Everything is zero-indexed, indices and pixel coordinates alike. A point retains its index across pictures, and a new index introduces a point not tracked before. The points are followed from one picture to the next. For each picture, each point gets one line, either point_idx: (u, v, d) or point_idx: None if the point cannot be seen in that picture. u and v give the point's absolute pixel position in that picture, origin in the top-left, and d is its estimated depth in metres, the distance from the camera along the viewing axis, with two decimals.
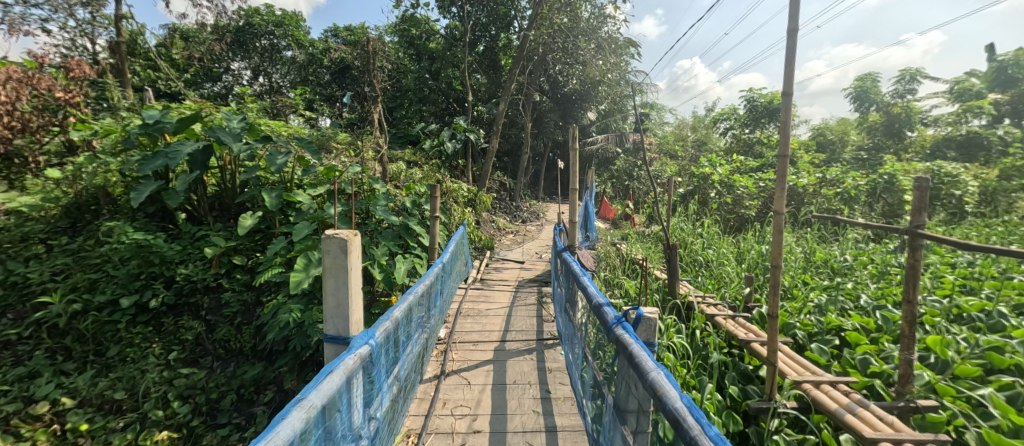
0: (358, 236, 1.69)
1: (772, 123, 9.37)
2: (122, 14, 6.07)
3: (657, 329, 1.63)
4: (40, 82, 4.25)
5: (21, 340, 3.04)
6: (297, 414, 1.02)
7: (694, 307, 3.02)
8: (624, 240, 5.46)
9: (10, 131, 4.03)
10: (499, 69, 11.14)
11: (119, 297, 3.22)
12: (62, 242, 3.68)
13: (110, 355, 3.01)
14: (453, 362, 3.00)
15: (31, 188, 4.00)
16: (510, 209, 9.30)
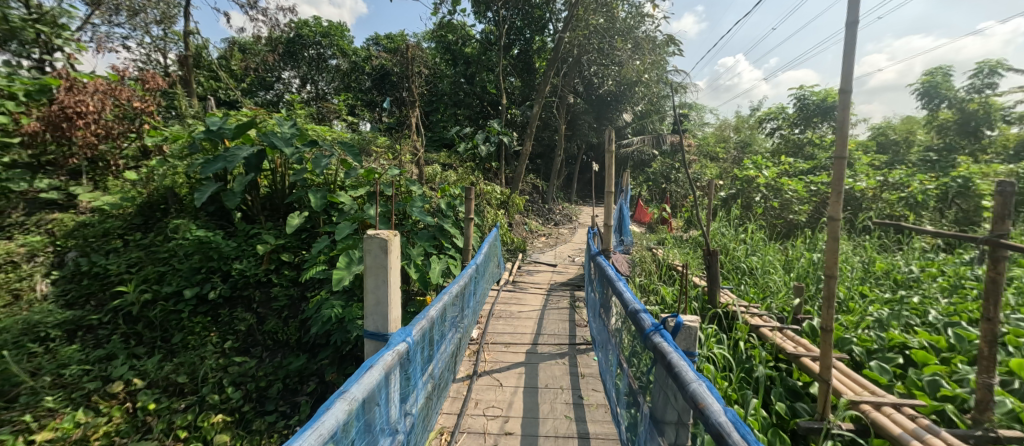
0: (397, 236, 1.74)
1: (825, 122, 8.85)
2: (190, 30, 6.63)
3: (698, 338, 1.56)
4: (121, 93, 4.47)
5: (100, 324, 3.30)
6: (340, 406, 1.06)
7: (737, 316, 2.89)
8: (662, 245, 5.31)
9: (96, 138, 4.39)
10: (535, 73, 11.15)
11: (183, 288, 3.46)
12: (137, 237, 4.01)
13: (174, 342, 3.22)
14: (486, 363, 3.01)
15: (113, 189, 4.36)
16: (543, 212, 9.28)
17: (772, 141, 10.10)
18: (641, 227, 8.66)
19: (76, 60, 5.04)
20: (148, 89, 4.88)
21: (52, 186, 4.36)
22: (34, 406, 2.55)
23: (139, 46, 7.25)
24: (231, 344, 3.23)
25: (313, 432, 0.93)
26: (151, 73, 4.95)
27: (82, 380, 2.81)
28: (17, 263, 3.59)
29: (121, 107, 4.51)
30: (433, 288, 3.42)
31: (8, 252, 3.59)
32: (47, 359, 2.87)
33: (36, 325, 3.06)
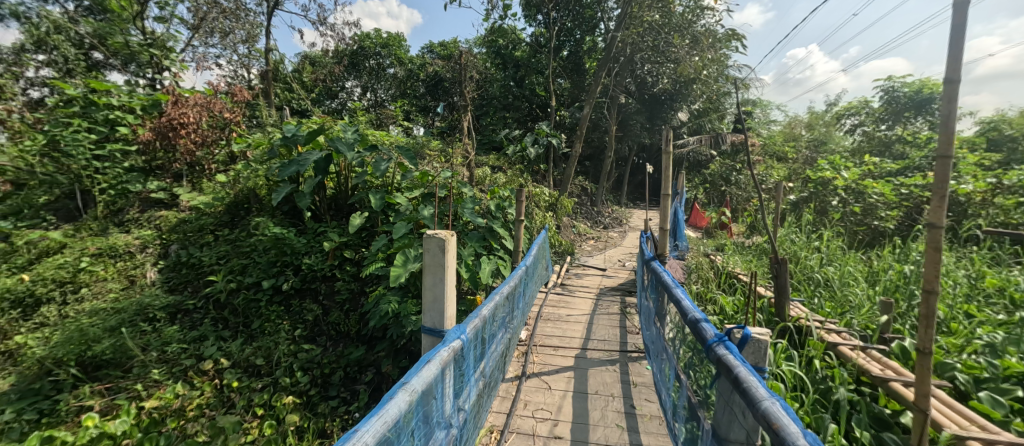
0: (454, 236, 1.80)
1: (919, 117, 7.89)
2: (270, 47, 7.28)
3: (767, 352, 1.46)
4: (215, 105, 5.03)
5: (195, 308, 3.68)
6: (402, 396, 1.11)
7: (811, 332, 2.66)
8: (721, 252, 5.01)
9: (196, 145, 4.91)
10: (584, 73, 11.00)
11: (261, 279, 3.76)
12: (225, 233, 4.42)
13: (253, 327, 3.49)
14: (534, 365, 3.00)
15: (207, 190, 4.81)
16: (591, 215, 9.10)
17: (852, 139, 9.25)
18: (697, 232, 8.22)
19: (179, 78, 5.85)
20: (238, 102, 5.38)
21: (160, 187, 4.90)
22: (143, 377, 2.93)
23: (228, 64, 8.09)
24: (300, 332, 3.46)
25: (375, 421, 0.98)
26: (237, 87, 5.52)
27: (181, 356, 3.15)
28: (133, 253, 4.16)
29: (214, 117, 5.04)
30: (484, 288, 3.46)
31: (126, 245, 4.19)
32: (154, 337, 3.25)
33: (146, 307, 3.49)
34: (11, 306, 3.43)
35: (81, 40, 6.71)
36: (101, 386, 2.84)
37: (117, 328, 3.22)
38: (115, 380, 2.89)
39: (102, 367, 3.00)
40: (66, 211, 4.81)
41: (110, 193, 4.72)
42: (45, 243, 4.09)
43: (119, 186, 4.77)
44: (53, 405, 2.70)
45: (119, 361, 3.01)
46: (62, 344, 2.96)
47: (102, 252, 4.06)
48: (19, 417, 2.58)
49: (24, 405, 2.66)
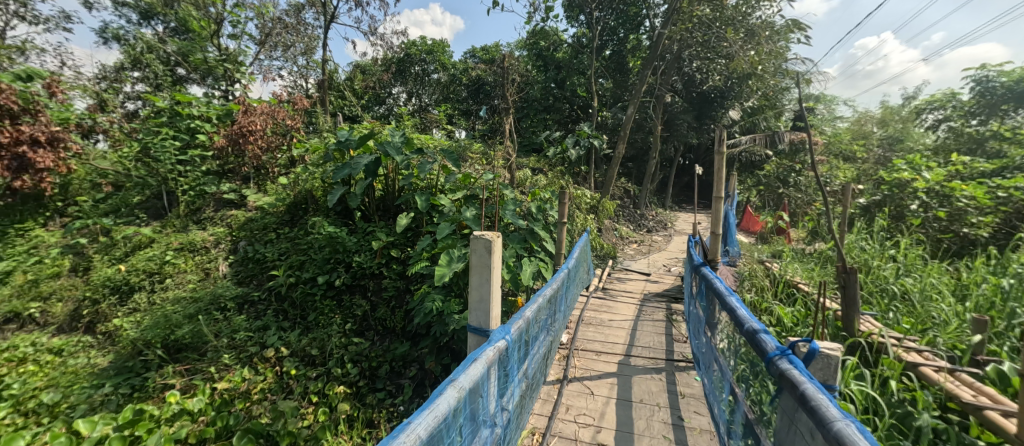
0: (500, 238, 1.89)
1: (1019, 110, 6.92)
2: (325, 57, 7.69)
3: (838, 369, 1.35)
4: (279, 114, 5.40)
5: (260, 300, 3.93)
6: (451, 393, 1.24)
7: (886, 349, 2.43)
8: (778, 259, 4.70)
9: (262, 150, 5.27)
10: (628, 73, 10.75)
11: (316, 275, 3.97)
12: (286, 231, 4.69)
13: (309, 319, 3.68)
14: (576, 368, 2.96)
15: (271, 192, 5.16)
16: (634, 218, 8.86)
17: (935, 136, 8.37)
18: (750, 238, 7.76)
19: (247, 90, 6.39)
20: (297, 109, 5.72)
21: (231, 189, 5.29)
22: (216, 361, 3.20)
23: (288, 75, 8.71)
24: (351, 326, 3.61)
25: (425, 415, 1.10)
26: (298, 97, 5.93)
27: (247, 343, 3.39)
28: (208, 248, 4.54)
29: (276, 124, 5.41)
30: (524, 290, 3.46)
31: (203, 240, 4.58)
32: (225, 324, 3.53)
33: (219, 296, 3.79)
34: (110, 292, 3.90)
35: (167, 58, 8.37)
36: (181, 367, 3.15)
37: (195, 315, 3.56)
38: (193, 363, 3.21)
39: (183, 349, 3.34)
40: (154, 210, 5.37)
41: (190, 194, 5.16)
42: (138, 237, 4.60)
43: (198, 188, 5.22)
44: (143, 381, 3.03)
45: (196, 345, 3.33)
46: (151, 328, 3.37)
47: (183, 247, 4.47)
48: (117, 390, 2.93)
49: (121, 381, 3.03)
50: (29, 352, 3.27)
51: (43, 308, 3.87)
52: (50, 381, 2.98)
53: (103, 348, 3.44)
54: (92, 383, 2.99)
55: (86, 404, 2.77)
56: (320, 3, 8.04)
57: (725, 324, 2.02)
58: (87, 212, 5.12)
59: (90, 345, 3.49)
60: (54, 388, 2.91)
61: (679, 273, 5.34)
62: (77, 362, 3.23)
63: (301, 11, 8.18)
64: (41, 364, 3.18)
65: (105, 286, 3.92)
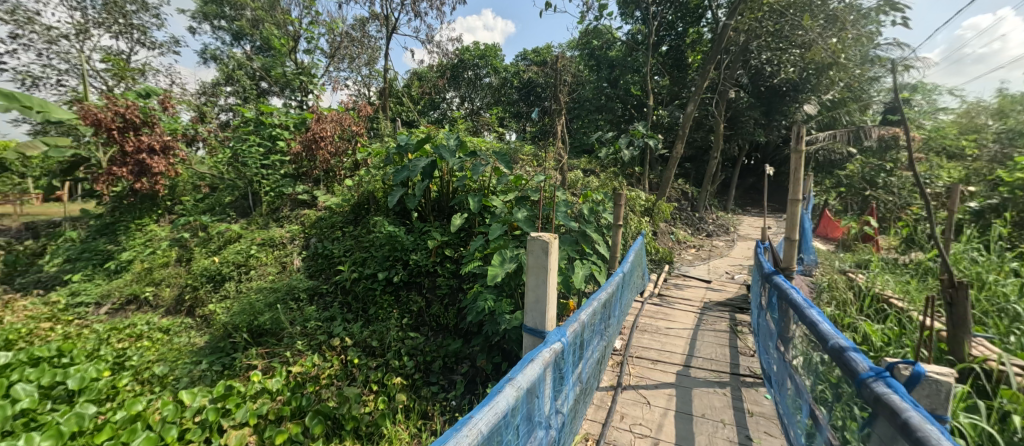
0: (557, 239, 1.91)
1: None
2: (386, 66, 8.07)
3: (948, 398, 1.20)
4: (346, 121, 5.78)
5: (328, 292, 4.19)
6: (509, 392, 1.28)
7: (1007, 379, 2.10)
8: (864, 269, 4.23)
9: (331, 155, 5.67)
10: (686, 68, 10.28)
11: (377, 271, 4.17)
12: (350, 229, 4.94)
13: (370, 312, 3.87)
14: (631, 376, 2.87)
15: (339, 193, 5.50)
16: (693, 221, 8.41)
17: None
18: (827, 245, 7.09)
19: (318, 99, 6.89)
20: (361, 116, 6.05)
21: (305, 190, 5.68)
22: (291, 346, 3.47)
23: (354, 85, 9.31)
24: (407, 321, 3.74)
25: (486, 411, 1.16)
26: (362, 104, 6.28)
27: (317, 331, 3.63)
28: (285, 243, 4.93)
29: (343, 130, 5.78)
30: (577, 293, 3.40)
31: (281, 237, 4.98)
32: (299, 313, 3.81)
33: (294, 287, 4.10)
34: (207, 281, 4.39)
35: (251, 74, 10.07)
36: (262, 350, 3.45)
37: (275, 303, 3.89)
38: (272, 346, 3.50)
39: (264, 334, 3.64)
40: (241, 209, 5.91)
41: (270, 195, 5.64)
42: (229, 233, 5.12)
43: (277, 189, 5.67)
44: (232, 361, 3.38)
45: (275, 331, 3.62)
46: (239, 314, 3.74)
47: (264, 243, 4.91)
48: (211, 367, 3.29)
49: (215, 359, 3.39)
50: (143, 330, 3.80)
51: (155, 292, 4.44)
52: (159, 355, 3.43)
53: (201, 329, 3.89)
54: (193, 359, 3.39)
55: (187, 377, 3.15)
56: (382, 16, 8.49)
57: (798, 338, 1.90)
58: (190, 211, 5.86)
59: (190, 326, 3.96)
60: (163, 362, 3.34)
61: (745, 282, 4.98)
62: (180, 340, 3.69)
63: (365, 25, 8.70)
64: (153, 340, 3.67)
65: (203, 275, 4.43)
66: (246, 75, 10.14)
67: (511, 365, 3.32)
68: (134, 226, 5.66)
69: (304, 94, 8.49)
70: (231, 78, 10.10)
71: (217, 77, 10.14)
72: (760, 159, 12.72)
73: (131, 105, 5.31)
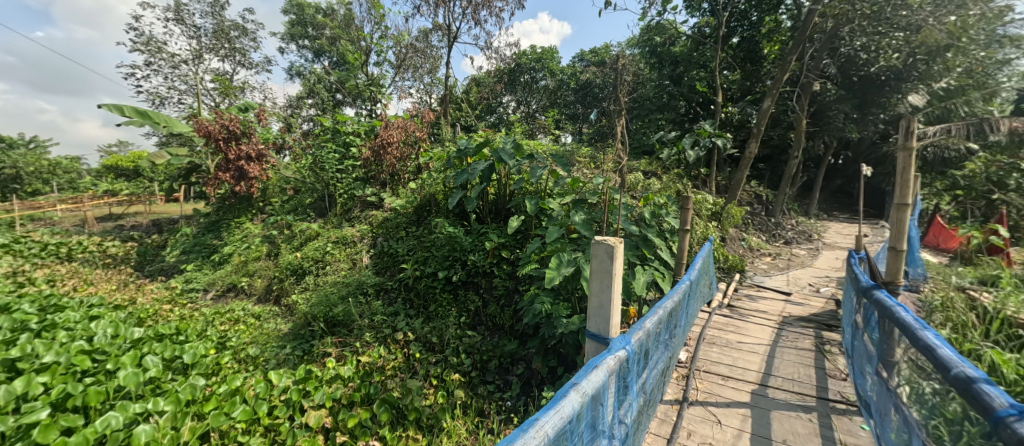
0: (622, 244, 1.86)
1: None
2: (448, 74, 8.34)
3: None
4: (411, 127, 6.05)
5: (392, 288, 4.40)
6: (573, 397, 1.25)
7: None
8: (985, 287, 3.63)
9: (397, 159, 5.98)
10: (761, 61, 9.51)
11: (437, 270, 4.30)
12: (413, 229, 5.15)
13: (430, 309, 4.01)
14: (698, 391, 2.70)
15: (403, 194, 5.75)
16: (768, 227, 7.80)
17: None
18: (940, 257, 6.20)
19: (385, 108, 7.29)
20: (424, 123, 6.30)
21: (373, 193, 6.02)
22: (361, 337, 3.70)
23: (416, 93, 9.78)
24: (465, 320, 3.83)
25: (552, 414, 1.15)
26: (425, 111, 6.54)
27: (383, 325, 3.84)
28: (356, 242, 5.26)
29: (407, 136, 6.07)
30: (638, 300, 3.27)
31: (353, 235, 5.33)
32: (367, 307, 4.05)
33: (363, 283, 4.36)
34: (291, 273, 4.84)
35: (328, 86, 10.95)
36: (336, 339, 3.71)
37: (347, 296, 4.16)
38: (344, 336, 3.75)
39: (337, 324, 3.92)
40: (319, 209, 6.42)
41: (344, 197, 6.05)
42: (309, 231, 5.57)
43: (349, 192, 6.07)
44: (310, 347, 3.66)
45: (347, 322, 3.88)
46: (317, 305, 4.04)
47: (338, 241, 5.28)
48: (294, 352, 3.59)
49: (296, 345, 3.70)
50: (240, 315, 4.24)
51: (249, 281, 4.95)
52: (253, 338, 3.80)
53: (285, 317, 4.26)
54: (279, 343, 3.73)
55: (275, 360, 3.47)
56: (444, 26, 8.80)
57: (903, 363, 1.69)
58: (278, 211, 6.47)
59: (276, 314, 4.36)
60: (255, 344, 3.70)
61: (832, 296, 4.48)
62: (269, 326, 4.07)
63: (429, 36, 9.08)
64: (248, 324, 4.08)
65: (288, 269, 4.87)
66: (325, 88, 11.04)
67: (568, 370, 3.27)
68: (234, 223, 6.37)
69: (373, 104, 9.06)
70: (312, 91, 11.07)
71: (301, 92, 11.13)
72: (852, 157, 11.45)
73: (233, 118, 6.02)
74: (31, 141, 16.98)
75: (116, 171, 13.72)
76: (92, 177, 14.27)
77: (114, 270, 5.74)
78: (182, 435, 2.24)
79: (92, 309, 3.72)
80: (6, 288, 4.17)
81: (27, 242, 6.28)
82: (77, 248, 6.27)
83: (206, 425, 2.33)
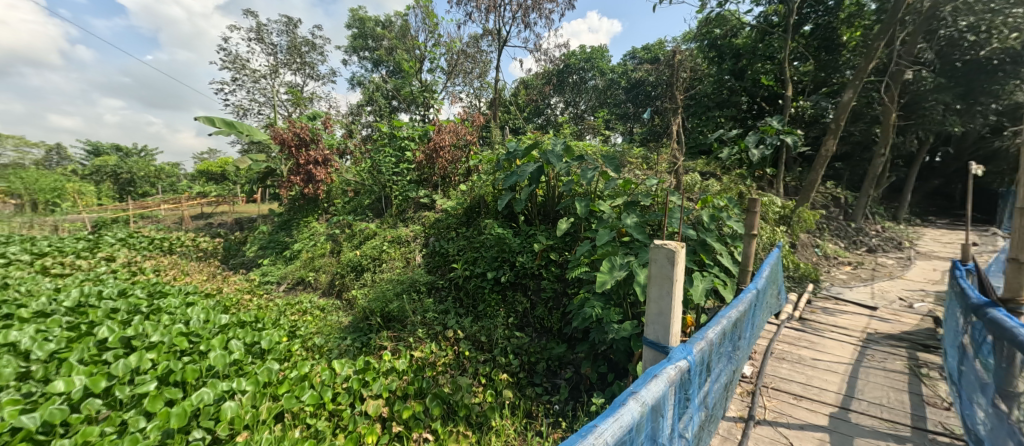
0: (684, 249, 1.77)
1: None
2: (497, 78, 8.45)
3: None
4: (461, 131, 6.21)
5: (443, 287, 4.52)
6: (633, 405, 1.21)
7: None
8: None
9: (448, 162, 6.15)
10: (839, 49, 8.57)
11: (486, 271, 4.34)
12: (463, 230, 5.25)
13: (479, 309, 4.06)
14: (766, 410, 2.51)
15: (454, 196, 5.88)
16: (846, 232, 7.13)
17: None
18: None
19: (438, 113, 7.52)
20: (475, 126, 6.41)
21: (426, 194, 6.22)
22: (414, 333, 3.82)
23: (466, 97, 10.05)
24: (513, 321, 3.84)
25: (611, 422, 1.11)
26: (475, 115, 6.67)
27: (434, 322, 3.94)
28: (410, 241, 5.46)
29: (458, 140, 6.23)
30: (697, 308, 3.10)
31: (407, 235, 5.54)
32: (420, 304, 4.18)
33: (416, 280, 4.50)
34: (351, 270, 5.13)
35: (385, 93, 11.50)
36: (391, 333, 3.87)
37: (401, 293, 4.32)
38: (398, 332, 3.89)
39: (392, 319, 4.08)
40: (377, 210, 6.73)
41: (399, 199, 6.31)
42: (367, 231, 5.85)
43: (404, 195, 6.31)
44: (368, 340, 3.83)
45: (401, 318, 4.03)
46: (375, 300, 4.23)
47: (394, 240, 5.50)
48: (353, 343, 3.78)
49: (356, 337, 3.90)
50: (307, 307, 4.54)
51: (315, 276, 5.30)
52: (318, 328, 4.05)
53: (346, 311, 4.51)
54: (341, 335, 3.94)
55: (337, 350, 3.67)
56: (494, 32, 8.94)
57: None
58: (340, 211, 6.87)
59: (338, 307, 4.62)
60: (320, 334, 3.94)
61: (928, 312, 3.98)
62: (332, 318, 4.32)
63: (479, 41, 9.26)
64: (314, 315, 4.36)
65: (349, 265, 5.16)
66: (382, 95, 11.60)
67: (618, 377, 3.17)
68: (303, 222, 6.86)
69: (426, 109, 9.39)
70: (371, 99, 11.68)
71: (361, 100, 11.78)
72: (959, 153, 10.12)
73: (303, 126, 6.55)
74: (142, 150, 19.46)
75: (207, 176, 15.33)
76: (188, 180, 16.02)
77: (205, 262, 6.36)
78: (261, 413, 2.44)
79: (188, 296, 4.17)
80: (122, 276, 4.76)
81: (138, 236, 7.14)
82: (177, 242, 7.02)
83: (280, 405, 2.52)
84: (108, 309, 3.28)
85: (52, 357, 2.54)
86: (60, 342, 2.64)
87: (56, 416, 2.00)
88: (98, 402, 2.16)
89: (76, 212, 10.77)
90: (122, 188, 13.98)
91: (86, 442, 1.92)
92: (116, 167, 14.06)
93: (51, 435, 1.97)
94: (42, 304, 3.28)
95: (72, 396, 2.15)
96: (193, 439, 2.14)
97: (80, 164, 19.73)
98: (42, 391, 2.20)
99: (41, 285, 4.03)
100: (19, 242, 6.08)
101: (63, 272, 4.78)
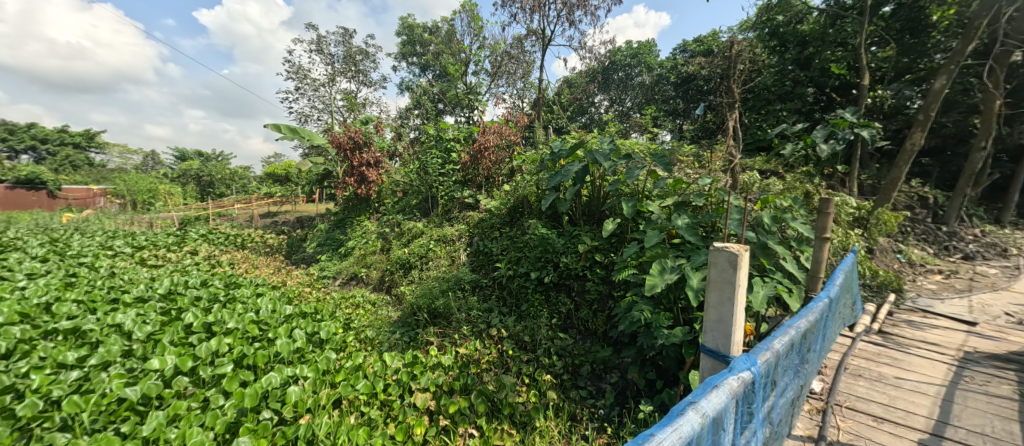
0: (747, 252, 1.67)
1: None
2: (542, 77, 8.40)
3: None
4: (505, 132, 6.27)
5: (486, 285, 4.56)
6: (693, 416, 1.15)
7: None
8: None
9: (491, 162, 6.21)
10: (927, 31, 7.70)
11: (530, 271, 4.33)
12: (506, 230, 5.27)
13: (522, 309, 4.07)
14: (839, 430, 2.32)
15: (497, 196, 5.91)
16: (931, 236, 6.42)
17: None
18: None
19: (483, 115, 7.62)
20: (519, 126, 6.43)
21: (471, 195, 6.31)
22: (459, 329, 3.89)
23: (510, 98, 10.09)
24: (556, 322, 3.80)
25: (669, 432, 1.06)
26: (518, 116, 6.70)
27: (478, 320, 3.99)
28: (455, 240, 5.56)
29: (502, 140, 6.28)
30: (757, 316, 2.91)
31: (452, 234, 5.65)
32: (464, 302, 4.25)
33: (461, 278, 4.58)
34: (400, 267, 5.31)
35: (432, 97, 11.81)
36: (438, 329, 3.96)
37: (446, 290, 4.42)
38: (444, 328, 3.98)
39: (438, 315, 4.17)
40: (423, 210, 6.91)
41: (444, 199, 6.44)
42: (414, 230, 6.03)
43: (449, 195, 6.44)
44: (416, 335, 3.95)
45: (446, 315, 4.11)
46: (422, 297, 4.34)
47: (440, 239, 5.64)
48: (402, 337, 3.90)
49: (404, 331, 4.02)
50: (360, 301, 4.74)
51: (367, 272, 5.53)
52: (370, 322, 4.22)
53: (395, 306, 4.67)
54: (390, 329, 4.08)
55: (388, 343, 3.80)
56: (539, 32, 8.91)
57: None
58: (389, 210, 7.12)
59: (388, 302, 4.79)
60: (372, 327, 4.10)
61: None
62: (382, 312, 4.49)
63: (523, 42, 9.26)
64: (365, 309, 4.55)
65: (397, 263, 5.35)
66: (429, 99, 11.93)
67: (668, 384, 3.04)
68: (356, 221, 7.19)
69: (471, 111, 9.53)
70: (419, 102, 12.04)
71: (410, 104, 12.17)
72: None
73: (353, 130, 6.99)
74: (219, 154, 21.33)
75: (273, 178, 16.53)
76: (257, 182, 17.34)
77: (271, 256, 6.85)
78: (321, 399, 2.57)
79: (258, 288, 4.50)
80: (204, 268, 5.24)
81: (217, 232, 7.81)
82: (248, 238, 7.61)
83: (338, 392, 2.64)
84: (193, 297, 3.62)
85: (149, 338, 2.83)
86: (155, 325, 2.95)
87: (153, 390, 2.23)
88: (185, 380, 2.39)
89: (166, 211, 11.98)
90: (203, 189, 15.43)
91: (176, 414, 2.14)
92: (200, 170, 15.53)
93: (149, 406, 2.21)
94: (140, 290, 3.67)
95: (164, 373, 2.39)
96: (264, 418, 2.30)
97: (169, 168, 21.97)
98: (141, 366, 2.46)
99: (140, 274, 4.51)
100: (122, 236, 6.87)
101: (157, 263, 5.33)
